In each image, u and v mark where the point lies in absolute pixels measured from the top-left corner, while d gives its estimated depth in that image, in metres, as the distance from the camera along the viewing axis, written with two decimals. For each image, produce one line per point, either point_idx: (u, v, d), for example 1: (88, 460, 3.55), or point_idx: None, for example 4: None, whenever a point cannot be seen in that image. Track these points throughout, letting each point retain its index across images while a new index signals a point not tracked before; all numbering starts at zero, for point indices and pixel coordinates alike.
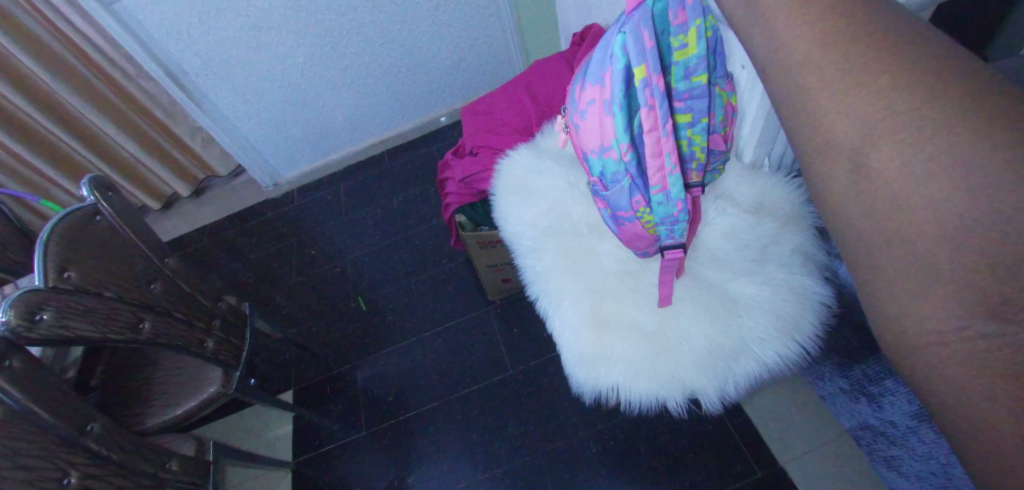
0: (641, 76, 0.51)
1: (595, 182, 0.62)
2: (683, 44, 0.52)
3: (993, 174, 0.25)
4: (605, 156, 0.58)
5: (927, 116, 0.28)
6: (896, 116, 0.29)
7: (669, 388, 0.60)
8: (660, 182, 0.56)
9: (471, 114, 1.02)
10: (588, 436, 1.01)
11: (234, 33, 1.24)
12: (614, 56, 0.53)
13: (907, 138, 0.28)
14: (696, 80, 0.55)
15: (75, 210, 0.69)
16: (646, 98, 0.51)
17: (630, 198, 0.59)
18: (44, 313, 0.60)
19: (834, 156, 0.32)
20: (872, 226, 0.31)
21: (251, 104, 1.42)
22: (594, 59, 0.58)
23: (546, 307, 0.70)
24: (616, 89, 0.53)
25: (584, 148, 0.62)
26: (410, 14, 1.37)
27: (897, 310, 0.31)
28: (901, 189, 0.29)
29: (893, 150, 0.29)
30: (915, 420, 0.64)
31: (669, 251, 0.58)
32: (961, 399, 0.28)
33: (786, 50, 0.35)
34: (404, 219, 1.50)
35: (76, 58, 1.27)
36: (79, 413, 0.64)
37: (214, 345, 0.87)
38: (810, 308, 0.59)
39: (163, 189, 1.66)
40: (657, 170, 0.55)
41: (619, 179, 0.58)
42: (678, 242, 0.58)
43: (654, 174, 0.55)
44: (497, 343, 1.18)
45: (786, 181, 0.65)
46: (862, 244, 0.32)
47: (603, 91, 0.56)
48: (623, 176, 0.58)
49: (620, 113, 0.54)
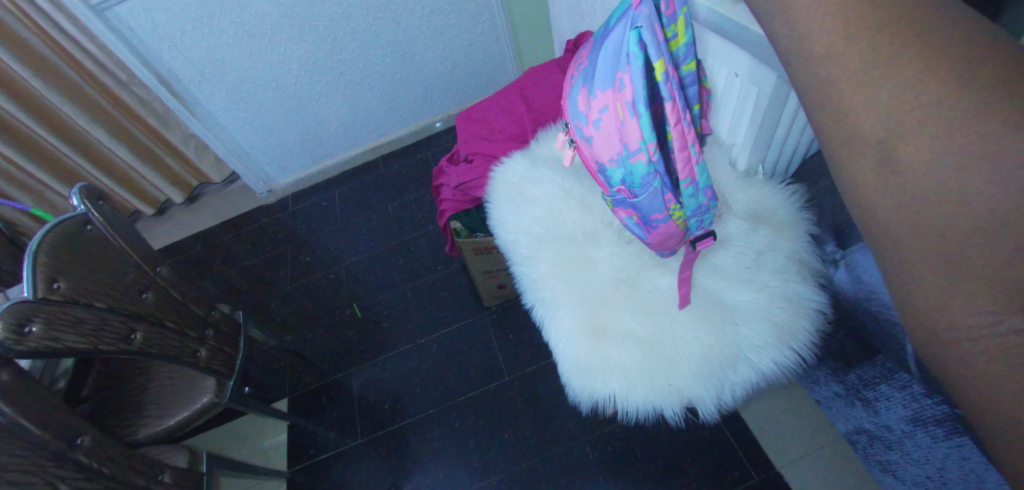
0: (662, 69, 0.50)
1: (621, 192, 0.59)
2: (673, 34, 0.54)
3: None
4: (633, 161, 0.55)
5: (957, 109, 0.26)
6: (924, 107, 0.27)
7: (666, 396, 0.59)
8: (690, 174, 0.55)
9: (466, 121, 1.00)
10: (584, 444, 1.00)
11: (228, 39, 1.23)
12: (628, 55, 0.51)
13: (934, 129, 0.27)
14: (687, 68, 0.56)
15: (65, 220, 0.68)
16: (669, 91, 0.50)
17: (662, 200, 0.57)
18: (33, 326, 0.59)
19: (856, 162, 0.31)
20: (896, 231, 0.30)
21: (245, 109, 1.41)
22: (595, 65, 0.57)
23: (542, 315, 0.69)
24: (638, 88, 0.51)
25: (600, 160, 0.60)
26: (404, 20, 1.36)
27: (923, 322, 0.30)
28: (930, 186, 0.27)
29: (920, 139, 0.27)
30: (912, 425, 0.64)
31: (700, 242, 0.60)
32: (992, 415, 0.27)
33: (800, 57, 0.34)
34: (400, 224, 1.49)
35: (67, 64, 1.26)
36: (69, 427, 0.63)
37: (207, 354, 0.86)
38: (806, 315, 0.58)
39: (156, 195, 1.64)
40: (685, 163, 0.54)
41: (649, 182, 0.56)
42: (708, 231, 0.60)
43: (683, 167, 0.54)
44: (492, 349, 1.17)
45: (780, 186, 0.64)
46: (892, 245, 0.31)
47: (619, 93, 0.54)
48: (653, 177, 0.55)
49: (643, 114, 0.52)
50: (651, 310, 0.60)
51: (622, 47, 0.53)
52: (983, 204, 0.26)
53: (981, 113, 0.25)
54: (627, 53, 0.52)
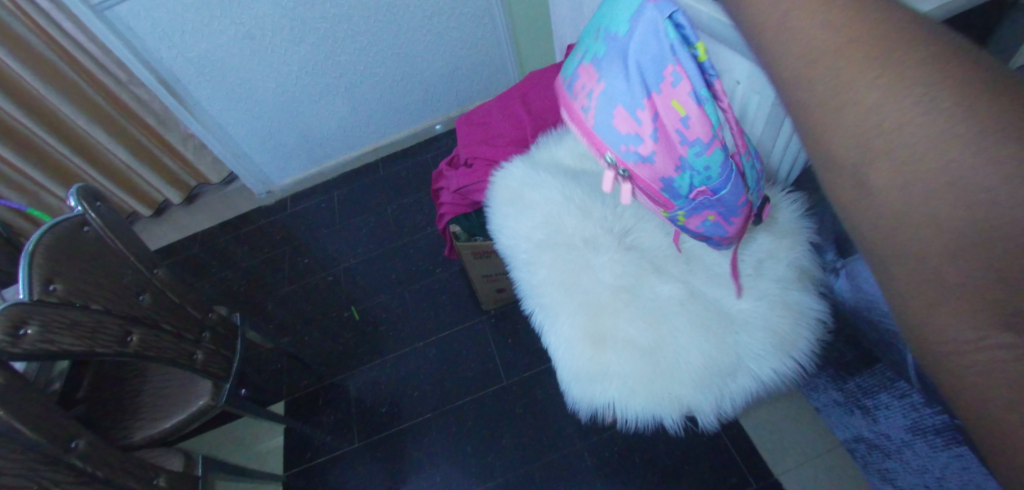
0: (702, 51, 0.48)
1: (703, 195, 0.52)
2: None
3: (998, 182, 0.24)
4: (712, 154, 0.50)
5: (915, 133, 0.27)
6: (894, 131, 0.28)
7: (666, 405, 0.58)
8: (745, 148, 0.53)
9: (466, 125, 1.00)
10: (583, 449, 1.00)
11: (228, 40, 1.23)
12: (670, 46, 0.47)
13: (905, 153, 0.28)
14: None
15: (61, 222, 0.68)
16: (711, 70, 0.49)
17: (739, 183, 0.52)
18: (27, 329, 0.58)
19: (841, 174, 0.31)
20: (884, 247, 0.30)
21: (245, 110, 1.41)
22: (623, 77, 0.50)
23: (541, 322, 0.69)
24: (695, 74, 0.47)
25: (664, 174, 0.52)
26: (405, 22, 1.36)
27: (913, 335, 0.30)
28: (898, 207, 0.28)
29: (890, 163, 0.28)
30: (911, 433, 0.63)
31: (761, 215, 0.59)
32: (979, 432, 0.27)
33: (794, 70, 0.34)
34: (399, 227, 1.49)
35: (66, 64, 1.26)
36: (64, 430, 0.62)
37: (204, 357, 0.85)
38: (806, 324, 0.58)
39: (154, 196, 1.64)
40: (740, 137, 0.53)
41: (729, 169, 0.51)
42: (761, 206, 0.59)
43: (740, 142, 0.52)
44: (490, 353, 1.17)
45: (780, 195, 0.64)
46: (880, 263, 0.31)
47: (672, 89, 0.48)
48: (728, 164, 0.51)
49: (704, 102, 0.48)
50: (651, 317, 0.59)
51: (654, 46, 0.48)
52: (970, 219, 0.26)
53: (939, 136, 0.26)
54: (664, 46, 0.47)
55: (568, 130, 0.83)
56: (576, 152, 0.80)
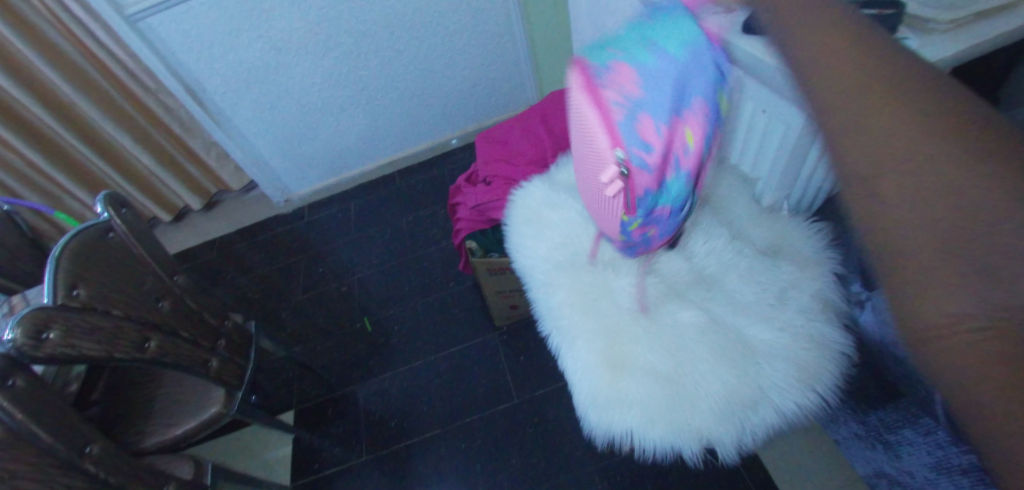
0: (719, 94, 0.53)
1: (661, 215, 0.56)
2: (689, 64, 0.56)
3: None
4: (682, 184, 0.54)
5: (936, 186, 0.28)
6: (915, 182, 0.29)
7: (685, 435, 0.57)
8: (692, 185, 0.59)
9: (486, 142, 1.01)
10: (594, 473, 0.98)
11: (254, 53, 1.26)
12: (705, 73, 0.50)
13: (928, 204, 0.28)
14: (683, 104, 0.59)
15: (88, 228, 0.69)
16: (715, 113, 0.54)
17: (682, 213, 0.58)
18: (50, 332, 0.59)
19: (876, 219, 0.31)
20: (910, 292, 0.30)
21: (268, 120, 1.43)
22: (658, 72, 0.50)
23: (558, 344, 0.68)
24: (711, 111, 0.52)
25: (647, 185, 0.53)
26: (426, 39, 1.39)
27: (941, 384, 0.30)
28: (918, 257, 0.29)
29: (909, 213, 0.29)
30: (934, 472, 0.62)
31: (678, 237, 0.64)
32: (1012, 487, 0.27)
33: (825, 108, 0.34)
34: (414, 239, 1.50)
35: (98, 72, 1.30)
36: (80, 435, 0.63)
37: (218, 365, 0.86)
38: (830, 356, 0.57)
39: (175, 202, 1.67)
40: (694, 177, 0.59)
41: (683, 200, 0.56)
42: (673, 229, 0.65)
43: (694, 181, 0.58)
44: (502, 370, 1.16)
45: (803, 224, 0.64)
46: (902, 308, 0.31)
47: (690, 110, 0.50)
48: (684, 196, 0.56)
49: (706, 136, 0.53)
50: (671, 345, 0.58)
51: (693, 62, 0.50)
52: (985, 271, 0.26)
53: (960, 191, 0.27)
54: (700, 71, 0.50)
55: None
56: None
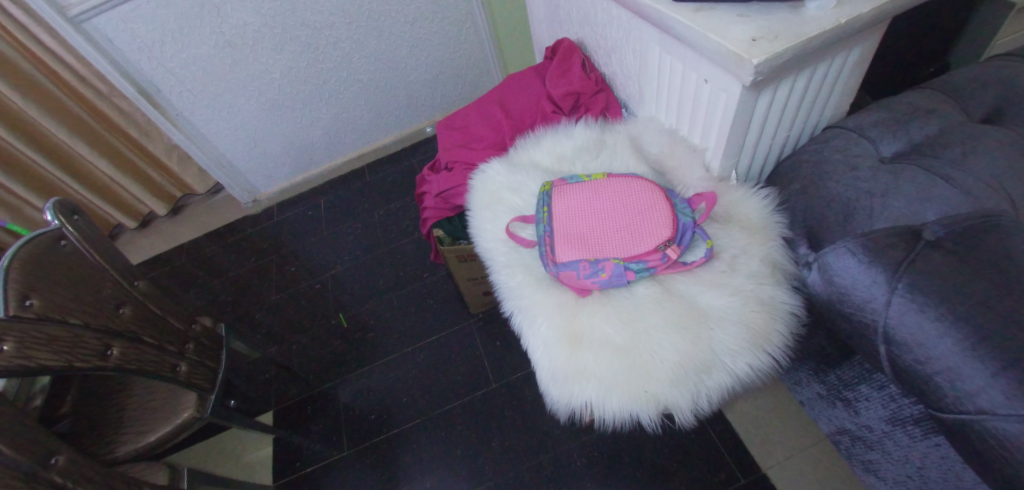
0: (682, 218, 0.65)
1: (603, 276, 0.63)
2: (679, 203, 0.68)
3: None
4: (603, 258, 0.64)
5: None
6: None
7: (642, 402, 0.59)
8: (653, 262, 0.63)
9: (446, 129, 1.00)
10: (572, 449, 1.00)
11: (208, 49, 1.23)
12: (634, 208, 0.67)
13: None
14: (683, 207, 0.67)
15: (38, 237, 0.66)
16: (673, 222, 0.64)
17: (625, 276, 0.63)
18: (4, 345, 0.56)
19: None
20: None
21: (229, 119, 1.40)
22: (608, 201, 0.69)
23: (520, 323, 0.69)
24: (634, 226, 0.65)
25: (576, 257, 0.65)
26: (386, 27, 1.37)
27: None
28: None
29: None
30: (890, 424, 0.62)
31: (676, 267, 0.63)
32: None
33: None
34: (387, 232, 1.49)
35: (46, 78, 1.25)
36: (42, 447, 0.60)
37: (188, 368, 0.84)
38: (778, 317, 0.59)
39: (140, 208, 1.63)
40: (649, 254, 0.63)
41: (619, 269, 0.63)
42: (677, 270, 0.63)
43: (648, 256, 0.63)
44: (479, 357, 1.17)
45: (753, 192, 0.65)
46: None
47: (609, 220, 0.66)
48: (620, 268, 0.63)
49: (628, 236, 0.65)
50: (627, 316, 0.60)
51: (631, 202, 0.67)
52: None
53: None
54: (637, 204, 0.67)
55: (545, 133, 0.83)
56: (554, 153, 0.80)
